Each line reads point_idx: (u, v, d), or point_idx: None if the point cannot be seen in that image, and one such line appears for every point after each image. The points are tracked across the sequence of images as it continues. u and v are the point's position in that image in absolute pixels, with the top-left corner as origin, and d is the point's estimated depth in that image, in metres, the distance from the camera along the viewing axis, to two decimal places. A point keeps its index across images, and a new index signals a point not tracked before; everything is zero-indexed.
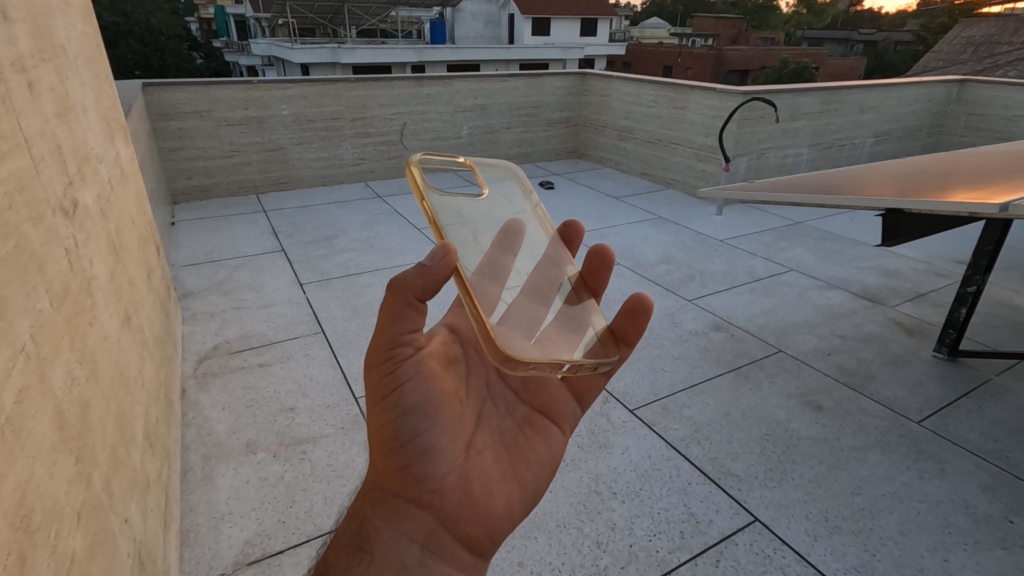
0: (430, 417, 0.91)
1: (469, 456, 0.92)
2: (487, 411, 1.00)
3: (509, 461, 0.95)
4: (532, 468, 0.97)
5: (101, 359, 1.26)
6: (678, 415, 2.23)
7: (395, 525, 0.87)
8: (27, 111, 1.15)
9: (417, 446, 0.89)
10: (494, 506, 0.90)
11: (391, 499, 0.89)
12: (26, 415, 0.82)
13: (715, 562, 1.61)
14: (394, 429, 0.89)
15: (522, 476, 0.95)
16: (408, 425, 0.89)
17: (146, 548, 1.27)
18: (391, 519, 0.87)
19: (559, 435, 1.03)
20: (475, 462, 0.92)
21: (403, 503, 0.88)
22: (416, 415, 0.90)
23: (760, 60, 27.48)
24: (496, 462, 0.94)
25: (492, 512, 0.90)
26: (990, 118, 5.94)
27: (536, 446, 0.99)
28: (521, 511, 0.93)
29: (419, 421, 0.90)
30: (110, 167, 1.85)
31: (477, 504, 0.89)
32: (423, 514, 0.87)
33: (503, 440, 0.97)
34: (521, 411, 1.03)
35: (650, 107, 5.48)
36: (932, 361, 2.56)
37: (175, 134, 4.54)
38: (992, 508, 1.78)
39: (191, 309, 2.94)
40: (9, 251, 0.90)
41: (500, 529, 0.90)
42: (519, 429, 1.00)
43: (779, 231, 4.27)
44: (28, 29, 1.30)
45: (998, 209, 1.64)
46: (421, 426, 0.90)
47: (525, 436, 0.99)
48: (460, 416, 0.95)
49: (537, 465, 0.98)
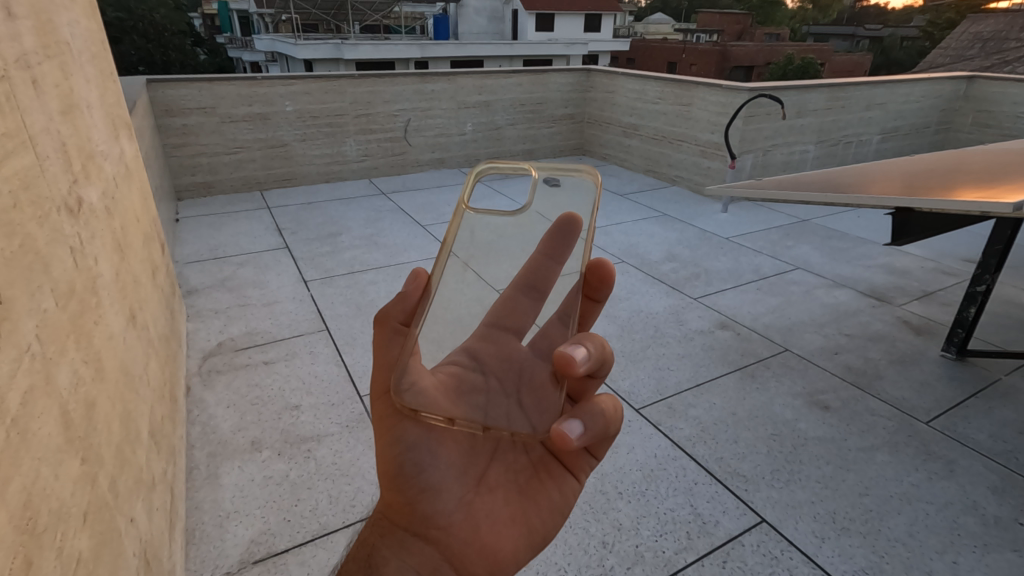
0: (434, 453, 0.91)
1: (477, 492, 0.90)
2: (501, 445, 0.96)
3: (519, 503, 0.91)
4: (542, 516, 0.92)
5: (107, 358, 1.26)
6: (684, 415, 2.21)
7: (401, 561, 0.86)
8: (32, 109, 1.14)
9: (421, 479, 0.89)
10: (499, 551, 0.88)
11: (401, 531, 0.88)
12: (33, 416, 0.82)
13: (721, 563, 1.60)
14: (401, 463, 0.89)
15: (531, 520, 0.91)
16: (413, 459, 0.89)
17: (151, 548, 1.26)
18: (398, 553, 0.86)
19: (575, 482, 0.97)
20: (485, 500, 0.90)
21: (411, 536, 0.87)
22: (421, 451, 0.90)
23: (764, 56, 27.40)
24: (507, 504, 0.91)
25: (496, 557, 0.87)
26: (998, 115, 5.89)
27: (548, 492, 0.94)
28: (527, 555, 0.90)
29: (424, 455, 0.90)
30: (114, 164, 1.84)
31: (482, 545, 0.87)
32: (431, 550, 0.86)
33: (513, 479, 0.94)
34: (536, 451, 0.97)
35: (655, 103, 5.44)
36: (940, 361, 2.54)
37: (178, 130, 4.54)
38: (1001, 510, 1.76)
39: (196, 307, 2.94)
40: (15, 251, 0.89)
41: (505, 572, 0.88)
42: (533, 469, 0.95)
43: (785, 228, 4.25)
44: (32, 25, 1.29)
45: (1011, 208, 1.62)
46: (428, 460, 0.90)
47: (537, 479, 0.95)
48: (471, 450, 0.93)
49: (550, 510, 0.93)
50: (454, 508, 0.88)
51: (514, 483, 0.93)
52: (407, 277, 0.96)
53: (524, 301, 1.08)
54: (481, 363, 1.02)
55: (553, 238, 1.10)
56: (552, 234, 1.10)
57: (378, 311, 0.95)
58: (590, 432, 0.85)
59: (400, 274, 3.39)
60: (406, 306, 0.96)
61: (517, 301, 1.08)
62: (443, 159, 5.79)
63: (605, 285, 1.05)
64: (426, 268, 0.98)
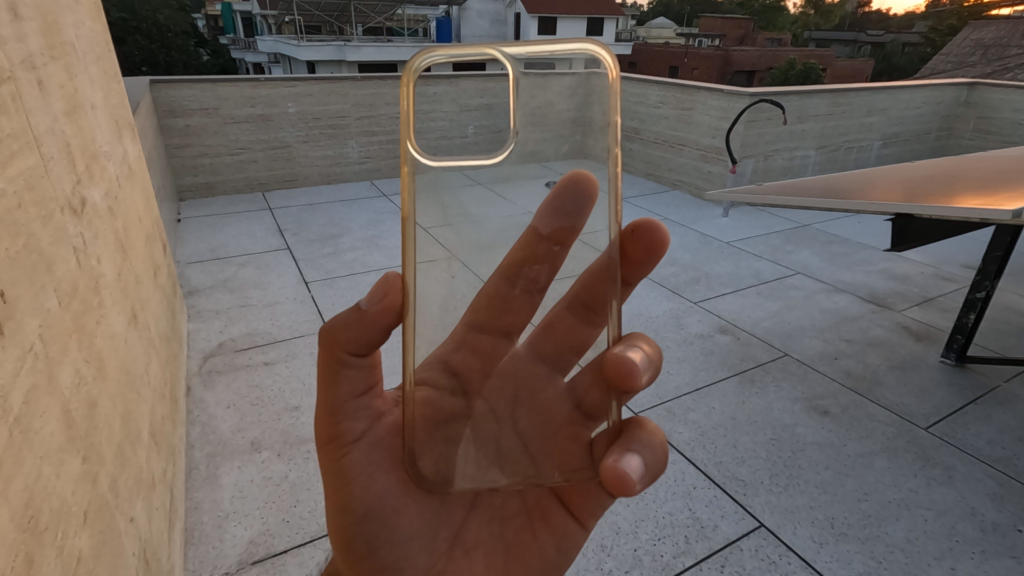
0: (392, 518, 0.99)
1: (440, 556, 1.00)
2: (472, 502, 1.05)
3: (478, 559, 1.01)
4: (508, 568, 1.02)
5: (108, 356, 1.26)
6: (684, 419, 2.21)
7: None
8: (37, 110, 1.15)
9: (374, 545, 0.98)
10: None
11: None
12: (34, 415, 0.82)
13: (720, 567, 1.61)
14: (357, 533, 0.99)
15: (516, 574, 1.01)
16: (370, 526, 0.98)
17: (151, 548, 1.27)
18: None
19: (576, 531, 1.05)
20: (448, 561, 1.00)
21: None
22: (375, 519, 0.98)
23: (766, 61, 27.46)
24: (469, 559, 1.01)
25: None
26: (1000, 121, 5.90)
27: (517, 543, 1.04)
28: None
29: (380, 523, 0.99)
30: (118, 164, 1.85)
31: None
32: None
33: (480, 533, 1.04)
34: (528, 498, 1.07)
35: (656, 107, 5.46)
36: (939, 367, 2.54)
37: (181, 131, 4.56)
38: (1000, 517, 1.77)
39: (197, 307, 2.95)
40: (19, 250, 0.90)
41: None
42: (519, 519, 1.05)
43: (785, 233, 4.25)
44: (39, 27, 1.30)
45: (1011, 215, 1.62)
46: (383, 529, 0.99)
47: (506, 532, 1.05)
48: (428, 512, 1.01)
49: (519, 559, 1.03)
50: (410, 571, 0.98)
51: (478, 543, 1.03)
52: (369, 296, 0.92)
53: (520, 296, 1.04)
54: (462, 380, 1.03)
55: (549, 223, 1.00)
56: (545, 217, 1.00)
57: (326, 330, 0.95)
58: (649, 464, 0.89)
59: None
60: (356, 341, 0.95)
61: (512, 297, 1.04)
62: None
63: (654, 260, 0.97)
64: (399, 277, 0.92)
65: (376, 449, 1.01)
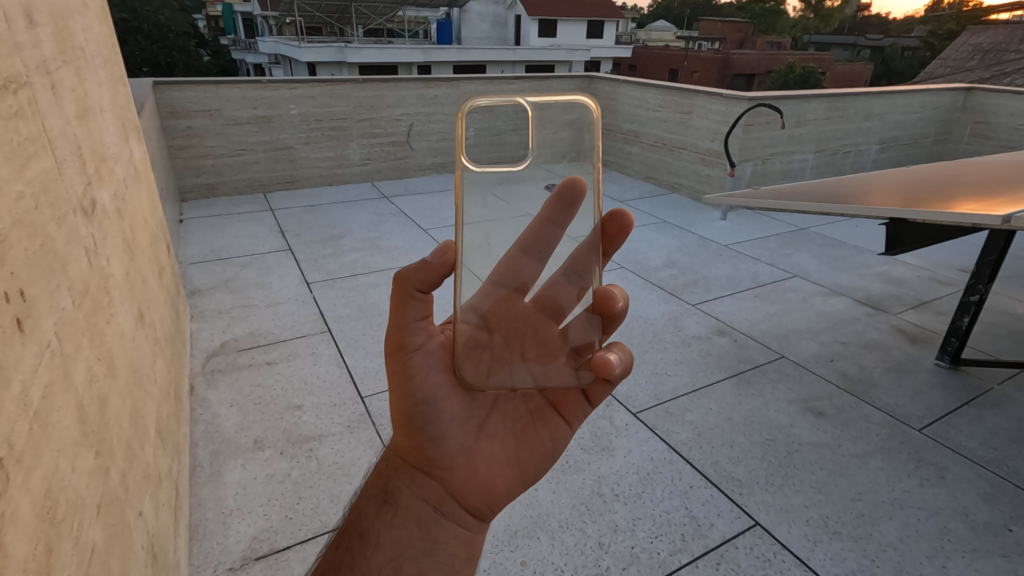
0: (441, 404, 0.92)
1: (474, 440, 0.92)
2: (498, 397, 0.96)
3: (511, 451, 0.92)
4: (535, 461, 0.93)
5: (118, 355, 1.29)
6: (680, 419, 2.25)
7: (415, 498, 0.90)
8: (50, 113, 1.18)
9: (428, 429, 0.91)
10: (493, 494, 0.90)
11: (411, 472, 0.91)
12: (53, 409, 0.85)
13: (715, 564, 1.64)
14: (410, 416, 0.91)
15: (524, 463, 0.92)
16: (420, 412, 0.91)
17: (158, 542, 1.29)
18: (411, 491, 0.91)
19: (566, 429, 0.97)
20: (483, 449, 0.92)
21: (419, 475, 0.91)
22: (430, 403, 0.92)
23: (766, 64, 27.53)
24: (500, 451, 0.92)
25: (492, 497, 0.90)
26: (996, 126, 5.94)
27: (539, 441, 0.95)
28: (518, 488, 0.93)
29: (430, 409, 0.91)
30: (125, 166, 1.88)
31: (479, 487, 0.90)
32: (435, 489, 0.90)
33: (505, 427, 0.95)
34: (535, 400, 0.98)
35: (656, 111, 5.49)
36: (934, 369, 2.57)
37: (184, 132, 4.59)
38: (991, 516, 1.80)
39: (199, 307, 2.97)
40: (36, 250, 0.93)
41: (496, 510, 0.91)
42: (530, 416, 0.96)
43: (783, 236, 4.29)
44: (52, 32, 1.33)
45: (1001, 220, 1.66)
46: (434, 416, 0.91)
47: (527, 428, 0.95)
48: (473, 400, 0.94)
49: (541, 456, 0.94)
50: (455, 456, 0.90)
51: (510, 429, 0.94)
52: (437, 247, 0.89)
53: (531, 265, 1.11)
54: (488, 321, 1.07)
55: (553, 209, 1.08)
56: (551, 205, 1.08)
57: (397, 271, 0.91)
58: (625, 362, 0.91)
59: None
60: (424, 273, 0.90)
61: (524, 264, 1.11)
62: (446, 163, 5.84)
63: (624, 232, 1.07)
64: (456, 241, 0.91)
65: (434, 349, 0.96)
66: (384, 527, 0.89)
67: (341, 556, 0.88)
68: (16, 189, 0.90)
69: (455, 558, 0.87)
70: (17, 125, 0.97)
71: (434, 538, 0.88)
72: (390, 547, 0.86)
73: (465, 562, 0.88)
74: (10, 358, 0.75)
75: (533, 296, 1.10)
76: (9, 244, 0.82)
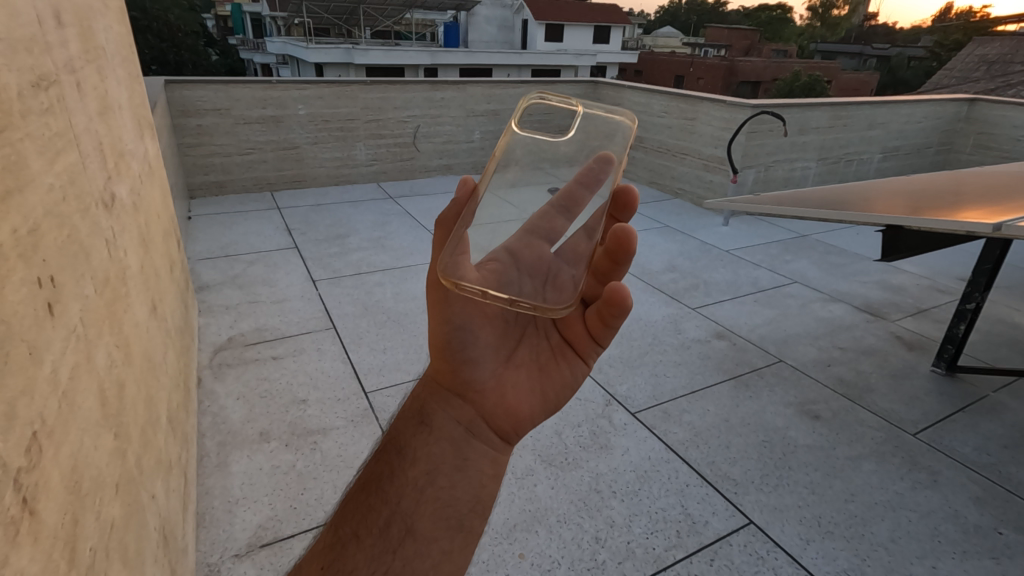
0: (478, 331, 0.87)
1: (506, 365, 0.87)
2: (525, 329, 0.90)
3: (541, 378, 0.87)
4: (562, 390, 0.88)
5: (134, 344, 1.34)
6: (678, 419, 2.28)
7: (448, 418, 0.85)
8: (76, 110, 1.23)
9: (465, 350, 0.86)
10: (522, 420, 0.86)
11: (446, 392, 0.86)
12: (78, 391, 0.90)
13: (709, 560, 1.67)
14: (446, 335, 0.86)
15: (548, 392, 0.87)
16: (456, 336, 0.87)
17: (168, 524, 1.34)
18: (444, 413, 0.85)
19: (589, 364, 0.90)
20: (516, 375, 0.87)
21: (453, 396, 0.86)
22: (466, 330, 0.87)
23: (771, 72, 27.56)
24: (527, 382, 0.87)
25: (521, 423, 0.86)
26: (999, 138, 5.96)
27: (565, 372, 0.89)
28: (543, 414, 0.88)
29: (466, 333, 0.86)
30: (140, 162, 1.93)
31: (508, 413, 0.85)
32: (468, 411, 0.85)
33: (531, 357, 0.89)
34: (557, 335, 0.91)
35: (660, 116, 5.54)
36: (930, 375, 2.61)
37: (193, 130, 4.64)
38: (982, 519, 1.83)
39: (207, 302, 3.03)
40: (63, 240, 0.97)
41: (521, 435, 0.87)
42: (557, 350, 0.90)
43: (784, 243, 4.33)
44: (77, 32, 1.39)
45: (992, 228, 1.70)
46: (471, 338, 0.86)
47: (552, 358, 0.89)
48: (506, 328, 0.89)
49: (563, 388, 0.88)
50: (487, 378, 0.86)
51: (536, 356, 0.89)
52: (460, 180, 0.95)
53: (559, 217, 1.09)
54: (517, 258, 0.99)
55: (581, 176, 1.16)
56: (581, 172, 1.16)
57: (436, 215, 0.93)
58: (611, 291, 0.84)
59: (405, 276, 3.47)
60: (457, 204, 0.94)
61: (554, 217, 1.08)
62: (451, 165, 5.90)
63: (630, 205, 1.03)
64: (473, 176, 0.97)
65: (471, 272, 0.90)
66: (420, 446, 0.82)
67: (379, 471, 0.82)
68: (47, 181, 0.94)
69: (482, 478, 0.82)
70: (47, 120, 1.01)
71: (465, 456, 0.82)
72: (425, 462, 0.81)
73: (492, 482, 0.83)
74: (43, 341, 0.79)
75: (558, 245, 1.03)
76: (40, 234, 0.86)
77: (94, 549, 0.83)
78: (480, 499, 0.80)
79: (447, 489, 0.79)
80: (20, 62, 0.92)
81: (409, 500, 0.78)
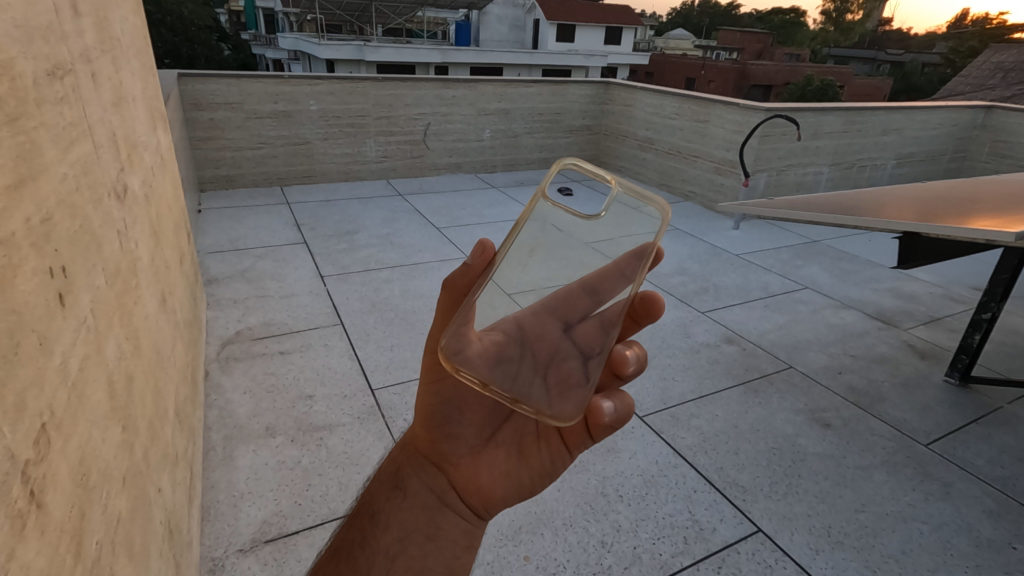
0: (462, 406, 0.82)
1: (487, 441, 0.80)
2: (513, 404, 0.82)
3: (520, 463, 0.78)
4: (543, 480, 0.78)
5: (143, 338, 1.33)
6: (686, 424, 2.26)
7: (421, 485, 0.81)
8: (91, 101, 1.23)
9: (446, 424, 0.81)
10: (494, 500, 0.78)
11: (422, 458, 0.82)
12: (87, 381, 0.89)
13: (716, 568, 1.65)
14: (431, 406, 0.82)
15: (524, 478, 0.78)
16: (442, 407, 0.82)
17: (174, 518, 1.33)
18: (418, 479, 0.81)
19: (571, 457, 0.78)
20: (495, 455, 0.79)
21: (428, 463, 0.81)
22: (452, 404, 0.82)
23: (784, 75, 27.36)
24: (507, 460, 0.78)
25: (495, 503, 0.78)
26: (1016, 146, 5.89)
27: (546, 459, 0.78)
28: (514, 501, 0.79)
29: (453, 406, 0.82)
30: (153, 155, 1.93)
31: (480, 491, 0.78)
32: (441, 480, 0.80)
33: (514, 435, 0.80)
34: None
35: (671, 118, 5.50)
36: (943, 386, 2.56)
37: (205, 124, 4.66)
38: (996, 533, 1.80)
39: (216, 295, 3.03)
40: (76, 231, 0.97)
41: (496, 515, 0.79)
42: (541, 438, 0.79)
43: (796, 248, 4.28)
44: (94, 23, 1.38)
45: (1014, 238, 1.65)
46: (456, 414, 0.82)
47: (535, 443, 0.78)
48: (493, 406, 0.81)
49: (542, 475, 0.78)
50: (465, 453, 0.79)
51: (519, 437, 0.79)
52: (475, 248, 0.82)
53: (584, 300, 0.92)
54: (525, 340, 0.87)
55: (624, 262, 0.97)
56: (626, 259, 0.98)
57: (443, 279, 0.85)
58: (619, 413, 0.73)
59: (414, 274, 3.46)
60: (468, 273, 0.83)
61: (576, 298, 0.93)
62: (460, 163, 5.89)
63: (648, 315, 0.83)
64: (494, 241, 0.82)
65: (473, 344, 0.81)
66: (392, 512, 0.80)
67: (351, 538, 0.80)
68: (60, 171, 0.94)
69: (455, 551, 0.77)
70: (62, 110, 1.01)
71: (436, 526, 0.78)
72: (394, 529, 0.78)
73: (466, 554, 0.78)
74: (54, 331, 0.78)
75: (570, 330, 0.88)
76: (53, 224, 0.86)
77: (100, 544, 0.83)
78: (452, 572, 0.76)
79: (416, 559, 0.76)
80: (36, 49, 0.92)
81: (379, 568, 0.75)
